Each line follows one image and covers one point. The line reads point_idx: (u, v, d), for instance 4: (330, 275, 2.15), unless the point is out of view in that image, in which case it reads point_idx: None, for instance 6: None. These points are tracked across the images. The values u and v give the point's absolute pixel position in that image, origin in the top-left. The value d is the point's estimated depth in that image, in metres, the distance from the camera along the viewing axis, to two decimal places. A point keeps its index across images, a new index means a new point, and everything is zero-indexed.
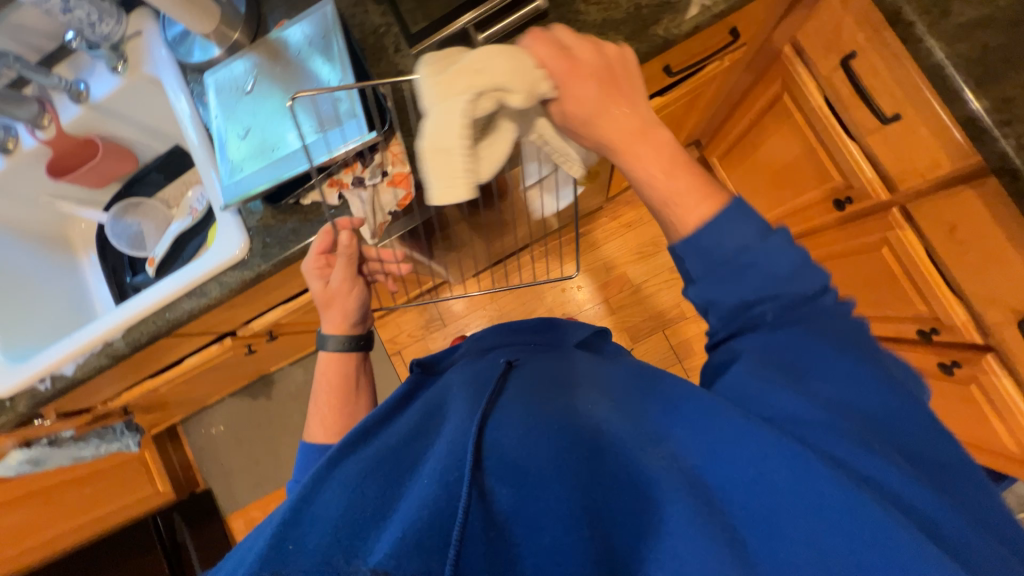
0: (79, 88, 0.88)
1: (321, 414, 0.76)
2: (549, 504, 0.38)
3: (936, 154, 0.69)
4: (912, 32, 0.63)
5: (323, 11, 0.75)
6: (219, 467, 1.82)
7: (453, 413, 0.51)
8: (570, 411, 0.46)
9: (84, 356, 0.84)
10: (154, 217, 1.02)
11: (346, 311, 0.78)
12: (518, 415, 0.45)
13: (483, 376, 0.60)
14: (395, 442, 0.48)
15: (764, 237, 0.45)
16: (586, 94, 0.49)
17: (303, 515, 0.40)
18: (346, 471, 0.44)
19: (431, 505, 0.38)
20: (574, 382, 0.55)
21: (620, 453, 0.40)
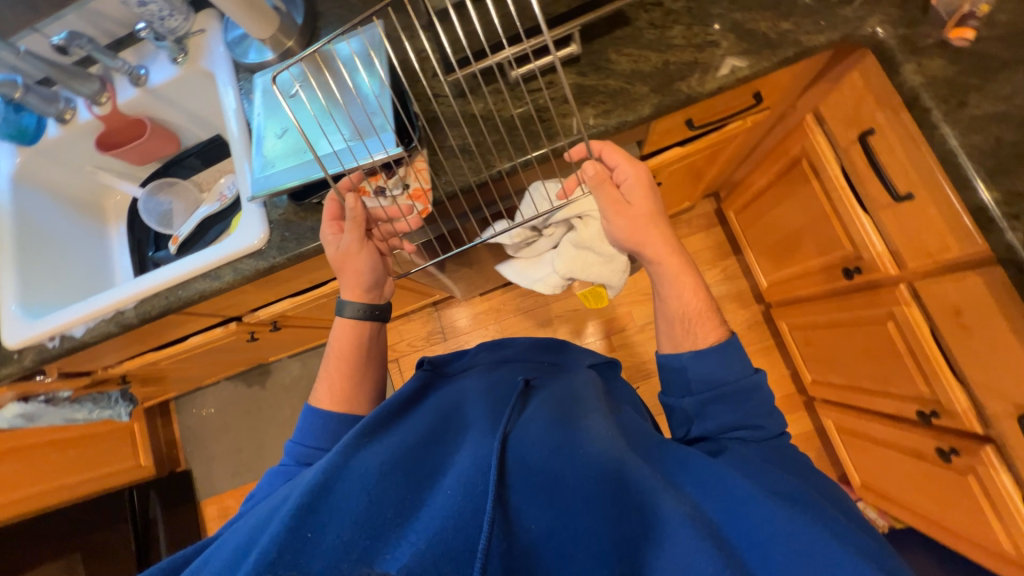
0: (139, 73, 0.95)
1: (328, 381, 0.78)
2: (581, 534, 0.45)
3: (945, 237, 0.70)
4: (926, 118, 0.64)
5: (372, 31, 0.80)
6: (204, 449, 1.83)
7: (472, 431, 0.59)
8: (591, 443, 0.53)
9: (95, 321, 0.87)
10: (186, 198, 1.07)
11: (353, 275, 0.78)
12: (538, 441, 0.54)
13: (501, 393, 0.69)
14: (412, 442, 0.56)
15: (747, 373, 0.65)
16: (635, 219, 0.68)
17: (323, 504, 0.46)
18: (363, 464, 0.50)
19: (456, 518, 0.45)
20: (589, 410, 0.63)
21: (641, 490, 0.47)
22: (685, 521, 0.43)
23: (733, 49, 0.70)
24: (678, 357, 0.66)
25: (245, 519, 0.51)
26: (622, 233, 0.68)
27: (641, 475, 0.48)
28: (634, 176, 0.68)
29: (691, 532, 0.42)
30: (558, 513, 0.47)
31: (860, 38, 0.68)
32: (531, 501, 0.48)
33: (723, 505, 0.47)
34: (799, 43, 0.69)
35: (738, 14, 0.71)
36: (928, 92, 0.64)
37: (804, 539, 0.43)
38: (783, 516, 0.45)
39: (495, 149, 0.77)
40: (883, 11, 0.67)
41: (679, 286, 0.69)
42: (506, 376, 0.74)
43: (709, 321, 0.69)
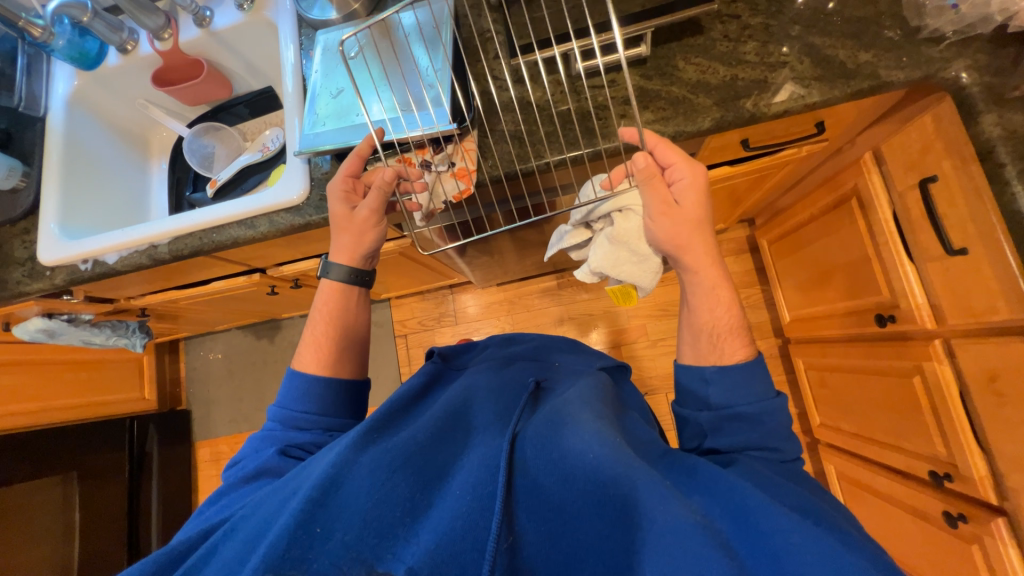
0: (204, 15, 0.95)
1: (313, 346, 0.79)
2: (586, 540, 0.47)
3: (994, 298, 0.67)
4: (999, 173, 0.63)
5: (440, 4, 0.80)
6: (205, 392, 1.87)
7: (480, 434, 0.60)
8: (596, 441, 0.49)
9: (129, 251, 0.89)
10: (228, 144, 1.08)
11: (346, 241, 0.77)
12: (544, 441, 0.52)
13: (509, 394, 0.69)
14: (421, 441, 0.56)
15: (770, 396, 0.63)
16: (682, 219, 0.66)
17: (332, 498, 0.48)
18: (371, 461, 0.52)
19: (462, 517, 0.48)
20: (595, 408, 0.59)
21: (650, 500, 0.43)
22: (693, 530, 0.41)
23: (806, 75, 0.68)
24: (700, 368, 0.66)
25: (266, 494, 0.55)
26: (662, 234, 0.67)
27: (647, 481, 0.44)
28: (689, 178, 0.66)
29: (701, 542, 0.40)
30: (561, 517, 0.48)
31: (941, 80, 0.65)
32: (530, 514, 0.50)
33: (733, 514, 0.46)
34: (876, 77, 0.66)
35: (815, 39, 0.68)
36: (1005, 147, 0.62)
37: (817, 553, 0.42)
38: (795, 529, 0.44)
39: (546, 140, 0.76)
40: (970, 56, 0.64)
41: (712, 298, 0.68)
42: (516, 376, 0.74)
43: (737, 335, 0.68)
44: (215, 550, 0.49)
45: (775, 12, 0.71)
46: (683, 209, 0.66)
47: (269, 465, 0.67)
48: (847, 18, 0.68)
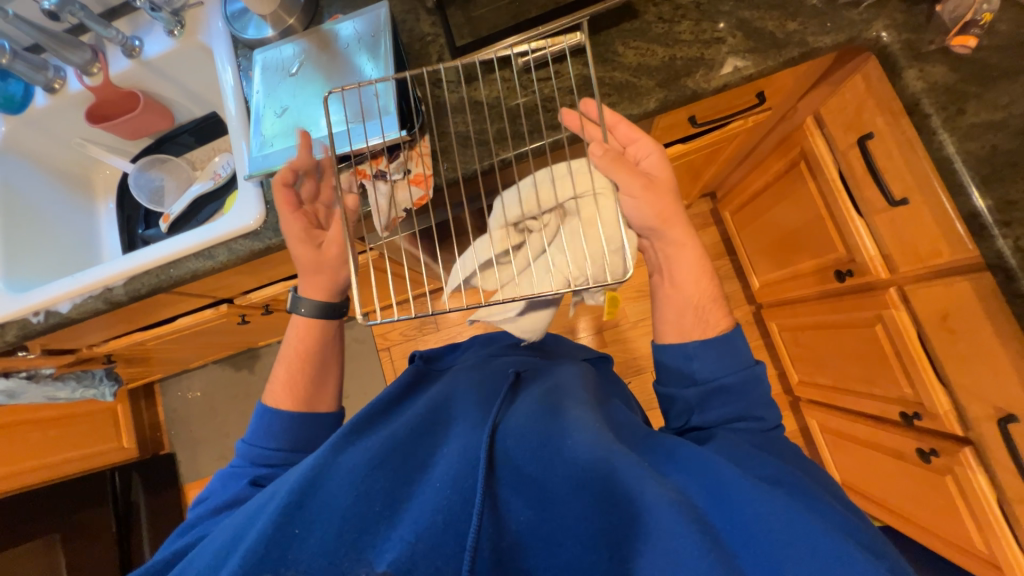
0: (134, 45, 0.90)
1: (286, 384, 0.77)
2: (568, 521, 0.46)
3: (937, 243, 0.71)
4: (926, 124, 0.64)
5: (377, 12, 0.79)
6: (189, 432, 1.82)
7: (461, 422, 0.60)
8: (580, 429, 0.52)
9: (83, 297, 0.85)
10: (177, 175, 1.06)
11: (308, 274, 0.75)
12: (528, 430, 0.54)
13: (493, 385, 0.69)
14: (402, 438, 0.57)
15: (749, 365, 0.65)
16: (658, 203, 0.64)
17: (312, 497, 0.49)
18: (350, 463, 0.53)
19: (444, 511, 0.47)
20: (576, 398, 0.62)
21: (630, 478, 0.45)
22: (668, 508, 0.43)
23: (741, 48, 0.70)
24: (683, 344, 0.66)
25: (246, 504, 0.55)
26: (642, 210, 0.63)
27: (629, 466, 0.46)
28: (655, 155, 0.66)
29: (673, 518, 0.42)
30: (542, 504, 0.48)
31: (864, 40, 0.68)
32: (518, 493, 0.49)
33: (708, 490, 0.48)
34: (805, 44, 0.68)
35: (745, 13, 0.70)
36: (928, 98, 0.64)
37: (782, 521, 0.44)
38: (766, 502, 0.46)
39: (497, 138, 0.76)
40: (889, 14, 0.67)
41: (689, 271, 0.68)
42: (498, 367, 0.76)
43: (720, 310, 0.69)
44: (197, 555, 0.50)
45: None
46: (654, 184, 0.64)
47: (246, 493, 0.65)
48: None
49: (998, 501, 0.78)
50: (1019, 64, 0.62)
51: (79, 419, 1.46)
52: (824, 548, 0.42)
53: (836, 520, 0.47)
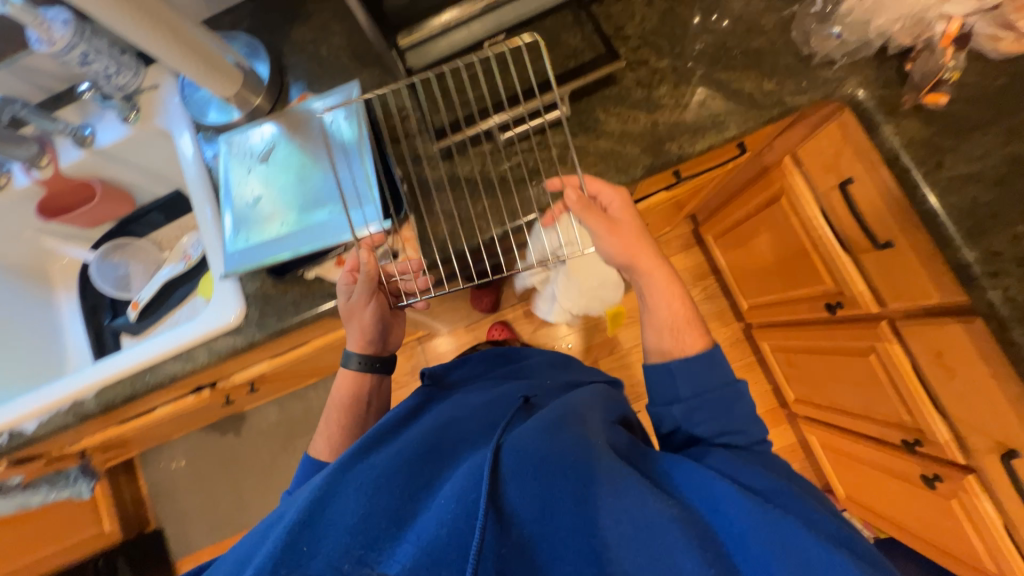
0: (85, 134, 0.84)
1: (328, 432, 0.79)
2: (567, 530, 0.49)
3: (927, 286, 0.73)
4: (908, 178, 0.66)
5: (348, 91, 0.76)
6: (175, 505, 1.72)
7: (474, 448, 0.60)
8: (580, 448, 0.55)
9: (50, 413, 0.79)
10: (144, 259, 1.01)
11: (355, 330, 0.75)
12: (528, 449, 0.54)
13: (500, 407, 0.71)
14: (411, 459, 0.58)
15: (730, 382, 0.65)
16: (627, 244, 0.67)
17: (324, 513, 0.51)
18: (357, 479, 0.55)
19: (448, 524, 0.49)
20: (584, 420, 0.63)
21: (633, 496, 0.50)
22: (670, 524, 0.48)
23: (720, 110, 0.70)
24: (665, 363, 0.66)
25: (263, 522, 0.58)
26: (614, 253, 0.67)
27: (633, 483, 0.52)
28: (620, 200, 0.68)
29: (674, 533, 0.47)
30: (548, 516, 0.50)
31: (840, 96, 0.68)
32: (523, 500, 0.51)
33: (710, 498, 0.52)
34: (783, 104, 0.69)
35: (722, 74, 0.70)
36: (908, 152, 0.65)
37: (773, 525, 0.47)
38: (759, 509, 0.49)
39: (485, 215, 0.73)
40: (862, 70, 0.67)
41: (663, 292, 0.69)
42: (506, 395, 0.74)
43: (694, 329, 0.69)
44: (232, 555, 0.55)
45: (678, 53, 0.72)
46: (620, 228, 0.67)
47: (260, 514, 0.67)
48: (746, 50, 0.71)
49: (1004, 525, 0.80)
50: (988, 114, 0.64)
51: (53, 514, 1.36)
52: (813, 550, 0.46)
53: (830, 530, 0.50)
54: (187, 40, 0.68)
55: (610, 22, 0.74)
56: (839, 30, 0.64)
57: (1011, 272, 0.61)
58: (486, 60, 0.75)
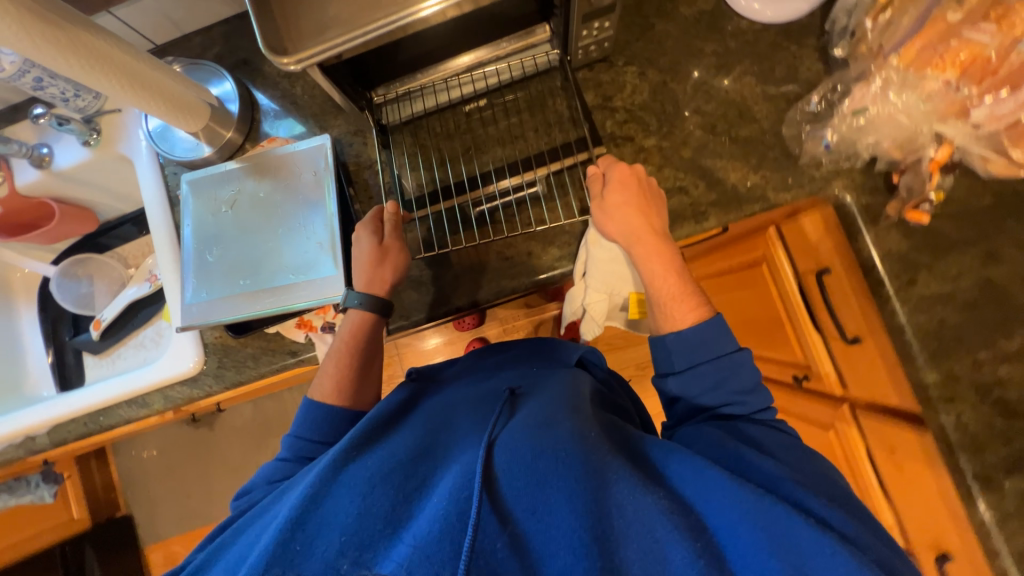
0: (42, 154, 0.80)
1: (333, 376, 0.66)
2: (559, 529, 0.39)
3: (887, 388, 0.73)
4: (880, 290, 0.65)
5: (319, 144, 0.71)
6: (145, 494, 1.66)
7: (462, 438, 0.50)
8: (574, 435, 0.46)
9: (1, 446, 0.78)
10: (108, 276, 0.98)
11: (378, 274, 0.65)
12: (522, 438, 0.46)
13: (485, 399, 0.58)
14: (401, 458, 0.47)
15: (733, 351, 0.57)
16: (625, 218, 0.62)
17: (311, 516, 0.42)
18: (353, 475, 0.45)
19: (440, 519, 0.39)
20: (576, 404, 0.53)
21: (622, 492, 0.42)
22: (658, 519, 0.40)
23: (701, 197, 0.68)
24: (661, 340, 0.59)
25: (241, 520, 0.50)
26: (612, 226, 0.62)
27: (621, 474, 0.43)
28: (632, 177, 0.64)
29: (664, 529, 0.40)
30: (538, 514, 0.40)
31: (824, 197, 0.67)
32: (514, 487, 0.42)
33: (704, 486, 0.43)
34: (765, 200, 0.67)
35: (707, 161, 0.68)
36: (882, 264, 0.65)
37: (766, 515, 0.40)
38: (752, 499, 0.41)
39: (453, 284, 0.71)
40: (850, 173, 0.65)
41: (653, 265, 0.62)
42: (490, 386, 0.63)
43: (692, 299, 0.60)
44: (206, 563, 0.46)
45: (665, 132, 0.69)
46: (608, 202, 0.62)
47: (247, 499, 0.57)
48: (734, 137, 0.68)
49: None
50: (970, 234, 0.63)
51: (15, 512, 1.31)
52: (811, 544, 0.38)
53: (832, 517, 0.41)
54: (152, 85, 0.64)
55: (598, 91, 0.71)
56: (828, 140, 0.63)
57: (965, 399, 0.61)
58: (466, 121, 0.72)
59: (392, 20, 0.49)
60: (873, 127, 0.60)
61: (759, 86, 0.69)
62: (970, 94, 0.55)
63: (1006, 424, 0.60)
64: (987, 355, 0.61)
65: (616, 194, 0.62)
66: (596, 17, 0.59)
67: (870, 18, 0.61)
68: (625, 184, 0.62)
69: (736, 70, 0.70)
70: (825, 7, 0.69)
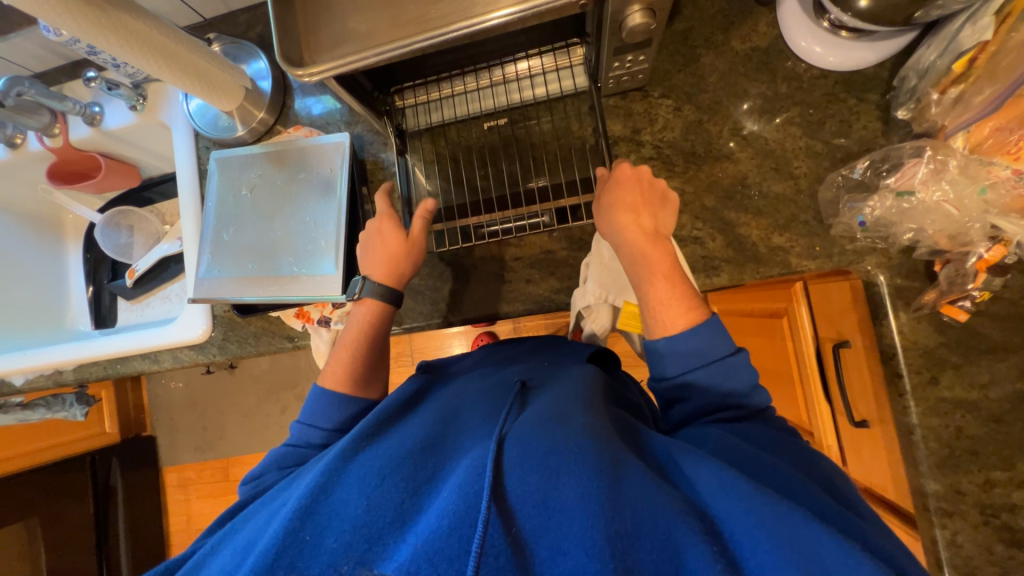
0: (93, 112, 0.85)
1: (342, 364, 0.62)
2: (569, 529, 0.35)
3: (886, 481, 0.68)
4: (896, 383, 0.59)
5: (338, 142, 0.72)
6: (168, 421, 1.76)
7: (470, 428, 0.46)
8: (586, 432, 0.41)
9: (34, 373, 0.86)
10: (145, 229, 1.02)
11: (394, 267, 0.64)
12: (536, 435, 0.41)
13: (496, 393, 0.53)
14: (411, 448, 0.43)
15: (733, 350, 0.51)
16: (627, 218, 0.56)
17: (318, 508, 0.39)
18: (362, 466, 0.42)
19: (450, 515, 0.36)
20: (587, 400, 0.48)
21: (634, 489, 0.37)
22: (673, 518, 0.35)
23: (717, 251, 0.64)
24: (654, 346, 0.53)
25: (251, 508, 0.47)
26: (608, 228, 0.58)
27: (632, 470, 0.38)
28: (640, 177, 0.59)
29: (680, 529, 0.35)
30: (550, 511, 0.36)
31: (853, 271, 0.61)
32: (521, 479, 0.38)
33: (719, 489, 0.37)
34: (786, 265, 0.62)
35: (730, 213, 0.64)
36: (904, 356, 0.59)
37: (783, 521, 0.34)
38: (769, 505, 0.35)
39: (450, 300, 0.71)
40: (886, 250, 0.59)
41: (647, 270, 0.55)
42: (502, 374, 0.58)
43: (687, 301, 0.53)
44: (204, 562, 0.42)
45: (690, 175, 0.65)
46: (606, 202, 0.58)
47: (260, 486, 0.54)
48: (765, 191, 0.63)
49: None
50: (1013, 340, 0.56)
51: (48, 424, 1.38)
52: (838, 556, 0.32)
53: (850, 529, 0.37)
54: (185, 63, 0.65)
55: (628, 121, 0.67)
56: (864, 216, 0.58)
57: (966, 516, 0.56)
58: (486, 135, 0.70)
59: (461, 27, 0.46)
60: (916, 214, 0.56)
61: (805, 138, 0.63)
62: None
63: (1006, 551, 0.55)
64: (1000, 476, 0.56)
65: (619, 191, 0.57)
66: (629, 51, 0.55)
67: (936, 90, 0.54)
68: (627, 179, 0.57)
69: (780, 117, 0.64)
70: (898, 59, 0.61)
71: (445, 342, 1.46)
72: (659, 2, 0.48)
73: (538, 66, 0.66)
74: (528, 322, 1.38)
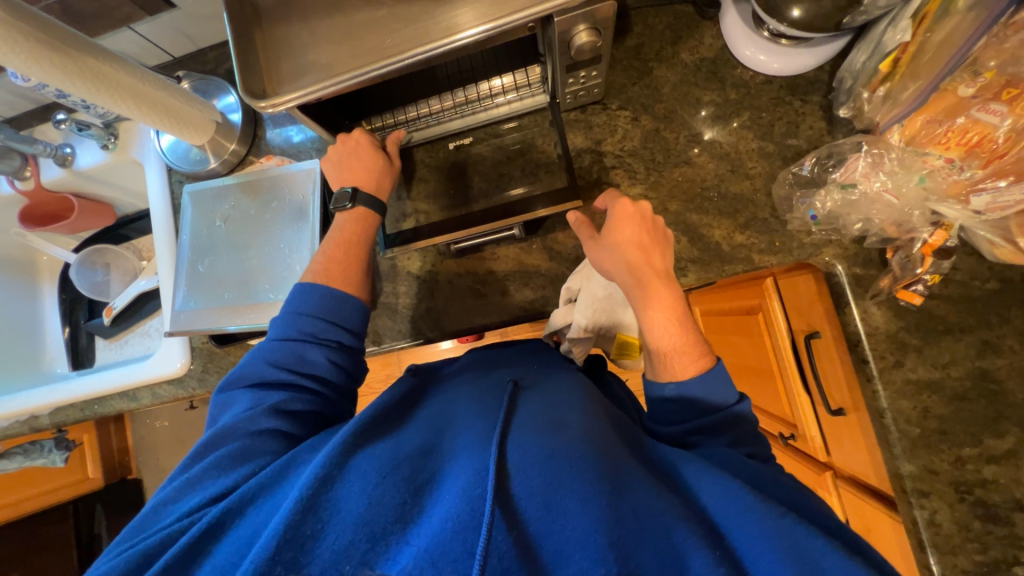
0: (65, 154, 0.86)
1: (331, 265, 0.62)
2: (574, 531, 0.35)
3: (866, 468, 0.69)
4: (864, 369, 0.61)
5: (310, 172, 0.73)
6: (155, 462, 1.67)
7: (466, 426, 0.45)
8: (588, 438, 0.41)
9: (8, 421, 0.84)
10: (122, 266, 1.01)
11: (379, 180, 0.66)
12: (538, 439, 0.41)
13: (489, 392, 0.52)
14: (410, 450, 0.42)
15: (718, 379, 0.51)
16: (624, 259, 0.56)
17: (319, 505, 0.38)
18: (364, 463, 0.41)
19: (454, 518, 0.35)
20: (583, 404, 0.48)
21: (637, 494, 0.37)
22: (674, 522, 0.36)
23: (683, 252, 0.66)
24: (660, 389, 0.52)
25: (249, 484, 0.43)
26: (606, 267, 0.57)
27: (632, 479, 0.39)
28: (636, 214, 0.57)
29: (681, 533, 0.36)
30: (553, 513, 0.36)
31: (813, 264, 0.64)
32: (526, 482, 0.37)
33: (719, 496, 0.39)
34: (749, 261, 0.64)
35: (692, 216, 0.66)
36: (869, 342, 0.61)
37: (782, 529, 0.36)
38: (772, 516, 0.37)
39: (428, 317, 0.72)
40: (841, 241, 0.62)
41: (654, 312, 0.53)
42: (492, 376, 0.57)
43: (695, 351, 0.52)
44: (195, 560, 0.39)
45: (652, 181, 0.68)
46: (613, 238, 0.57)
47: (236, 419, 0.50)
48: (724, 192, 0.66)
49: None
50: (968, 320, 0.59)
51: (25, 473, 1.32)
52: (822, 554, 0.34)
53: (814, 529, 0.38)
54: (155, 102, 0.67)
55: (588, 133, 0.70)
56: (814, 211, 0.61)
57: (941, 495, 0.57)
58: (454, 154, 0.73)
59: (431, 48, 0.48)
60: (862, 206, 0.59)
61: (757, 140, 0.66)
62: (973, 176, 0.52)
63: (981, 527, 0.56)
64: (970, 453, 0.57)
65: (619, 232, 0.56)
66: (581, 67, 0.58)
67: (867, 89, 0.58)
68: (628, 228, 0.56)
69: (734, 121, 0.67)
70: (835, 62, 0.65)
71: (432, 358, 1.46)
72: (603, 21, 0.51)
73: (501, 85, 0.68)
74: (519, 333, 1.37)
